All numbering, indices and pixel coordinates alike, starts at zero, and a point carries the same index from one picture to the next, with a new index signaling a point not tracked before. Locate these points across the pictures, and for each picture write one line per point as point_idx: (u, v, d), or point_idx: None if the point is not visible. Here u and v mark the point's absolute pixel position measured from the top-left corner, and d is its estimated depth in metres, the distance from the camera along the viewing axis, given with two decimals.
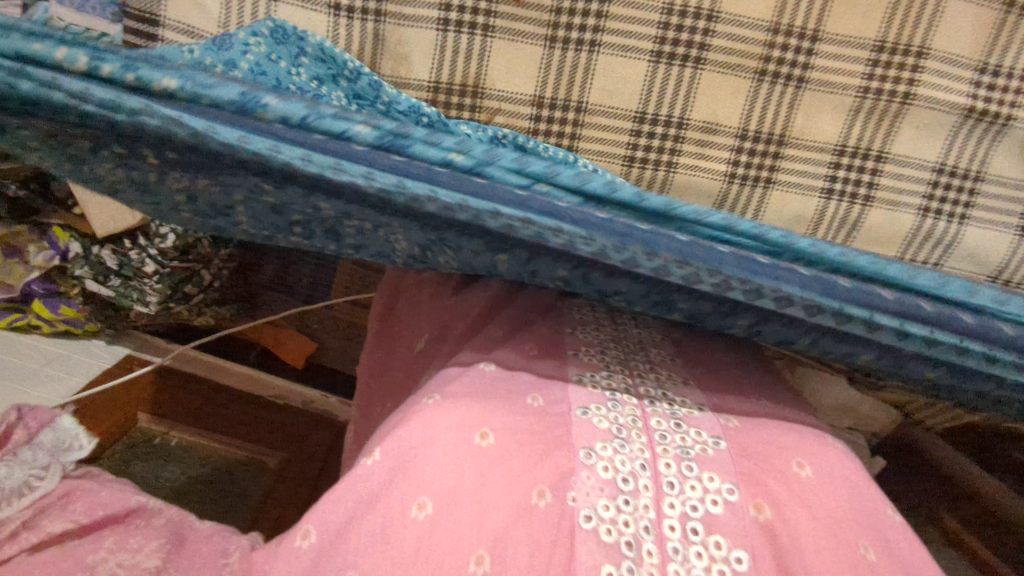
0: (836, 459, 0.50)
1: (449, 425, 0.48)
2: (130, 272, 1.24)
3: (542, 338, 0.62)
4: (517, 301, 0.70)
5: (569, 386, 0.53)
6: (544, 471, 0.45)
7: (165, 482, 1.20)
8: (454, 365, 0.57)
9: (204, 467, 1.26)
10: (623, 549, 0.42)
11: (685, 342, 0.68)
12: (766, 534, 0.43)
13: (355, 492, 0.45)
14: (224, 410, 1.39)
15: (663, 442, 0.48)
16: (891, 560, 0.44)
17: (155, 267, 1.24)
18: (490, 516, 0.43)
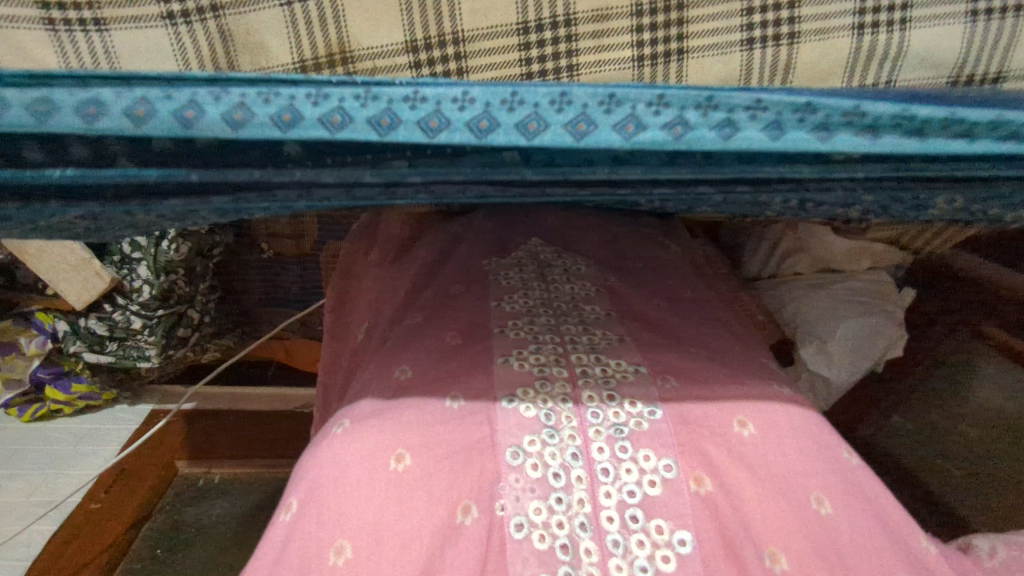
0: (778, 408, 0.45)
1: (358, 455, 0.43)
2: (122, 334, 1.21)
3: (465, 319, 0.56)
4: (430, 282, 0.66)
5: (495, 371, 0.48)
6: (466, 481, 0.41)
7: (215, 521, 1.17)
8: (371, 377, 0.52)
9: (252, 494, 1.24)
10: (559, 554, 0.38)
11: (621, 288, 0.61)
12: (707, 508, 0.39)
13: (270, 556, 0.41)
14: (256, 430, 1.38)
15: (594, 423, 0.43)
16: (848, 506, 0.39)
17: (142, 322, 1.20)
18: (412, 548, 0.38)
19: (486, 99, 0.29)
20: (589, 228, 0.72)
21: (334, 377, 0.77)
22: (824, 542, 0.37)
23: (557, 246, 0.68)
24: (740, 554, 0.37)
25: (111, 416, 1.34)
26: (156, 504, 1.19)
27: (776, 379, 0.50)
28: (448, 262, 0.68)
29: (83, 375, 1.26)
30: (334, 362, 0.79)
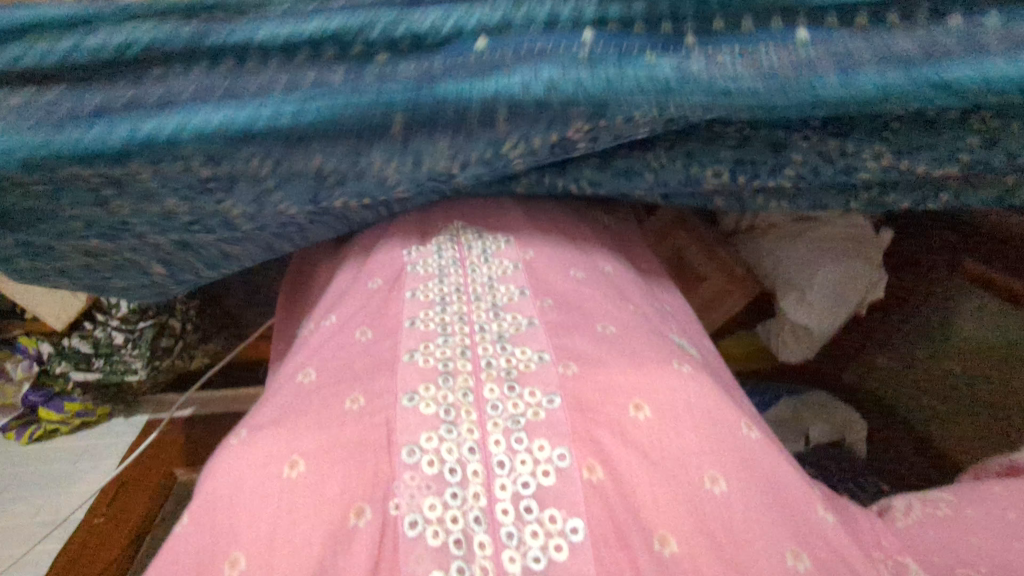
0: (677, 384, 0.43)
1: (252, 463, 0.42)
2: (107, 350, 1.21)
3: (376, 312, 0.54)
4: (344, 274, 0.63)
5: (398, 367, 0.46)
6: (360, 482, 0.40)
7: None
8: (279, 384, 0.51)
9: None
10: (452, 549, 0.37)
11: (547, 263, 0.57)
12: (597, 496, 0.38)
13: (164, 568, 0.40)
14: None
15: (493, 416, 0.42)
16: (740, 483, 0.39)
17: (124, 336, 1.21)
18: (299, 555, 0.37)
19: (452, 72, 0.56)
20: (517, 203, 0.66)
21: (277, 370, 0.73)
22: (712, 522, 0.37)
23: (482, 225, 0.62)
24: (628, 541, 0.37)
25: (108, 431, 1.29)
26: (156, 515, 1.18)
27: (676, 352, 0.48)
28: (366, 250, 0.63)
29: (75, 394, 1.25)
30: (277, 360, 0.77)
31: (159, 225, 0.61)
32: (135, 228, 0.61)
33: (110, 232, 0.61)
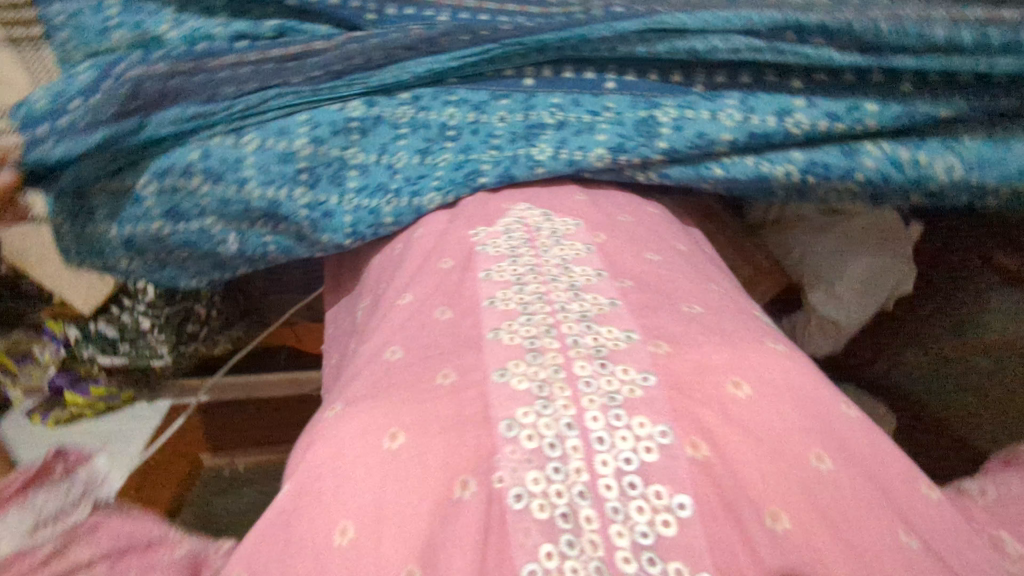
0: (772, 364, 0.44)
1: (353, 435, 0.43)
2: (132, 334, 1.15)
3: (449, 290, 0.53)
4: (412, 254, 0.62)
5: (485, 346, 0.46)
6: (462, 456, 0.40)
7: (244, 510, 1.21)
8: (361, 361, 0.51)
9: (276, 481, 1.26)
10: (559, 523, 0.38)
11: (616, 246, 0.57)
12: (705, 474, 0.39)
13: (275, 539, 0.41)
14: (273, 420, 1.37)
15: (587, 392, 0.42)
16: (844, 460, 0.39)
17: (150, 320, 1.14)
18: (410, 525, 0.38)
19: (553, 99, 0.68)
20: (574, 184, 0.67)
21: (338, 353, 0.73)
22: (821, 499, 0.38)
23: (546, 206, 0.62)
24: (738, 515, 0.37)
25: (132, 415, 1.25)
26: (183, 497, 1.22)
27: (777, 335, 0.49)
28: (433, 232, 0.63)
29: (100, 378, 1.18)
30: (332, 344, 0.75)
31: (267, 172, 0.70)
32: (243, 173, 0.70)
33: (217, 171, 0.70)
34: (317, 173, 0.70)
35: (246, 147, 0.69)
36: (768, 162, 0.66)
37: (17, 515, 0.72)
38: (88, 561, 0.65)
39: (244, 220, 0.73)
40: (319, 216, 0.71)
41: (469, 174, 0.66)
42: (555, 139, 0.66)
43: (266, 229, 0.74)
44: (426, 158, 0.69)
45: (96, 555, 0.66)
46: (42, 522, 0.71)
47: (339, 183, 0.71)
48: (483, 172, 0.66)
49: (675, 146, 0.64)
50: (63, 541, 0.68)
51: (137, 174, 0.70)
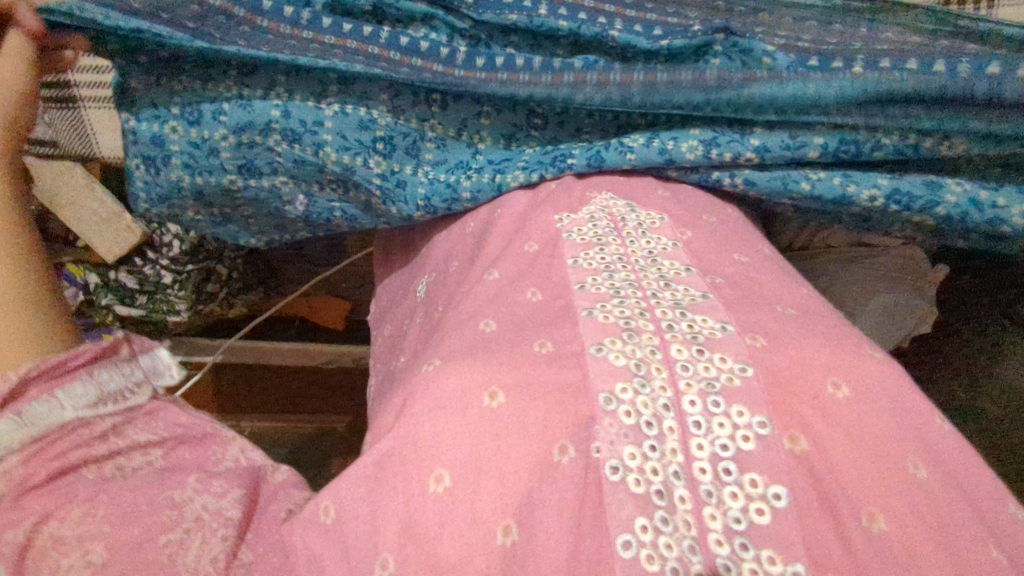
0: (877, 373, 0.43)
1: (454, 390, 0.44)
2: (152, 286, 1.14)
3: (533, 270, 0.55)
4: (493, 232, 0.63)
5: (580, 324, 0.47)
6: (562, 422, 0.42)
7: None
8: (451, 327, 0.52)
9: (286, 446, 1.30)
10: (655, 499, 0.39)
11: (702, 245, 0.57)
12: (804, 467, 0.39)
13: (367, 485, 0.44)
14: (286, 385, 1.38)
15: (685, 375, 0.43)
16: (943, 474, 0.39)
17: (172, 276, 1.14)
18: (510, 483, 0.40)
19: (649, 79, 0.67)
20: (655, 179, 0.67)
21: (394, 324, 0.75)
22: (921, 508, 0.38)
23: (628, 197, 0.63)
24: (835, 512, 0.38)
25: None
26: None
27: (867, 339, 0.48)
28: (515, 212, 0.64)
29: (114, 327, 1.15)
30: (391, 312, 0.78)
31: (345, 139, 0.69)
32: (321, 137, 0.69)
33: (295, 131, 0.69)
34: (396, 143, 0.70)
35: (326, 110, 0.68)
36: (854, 183, 0.65)
37: (83, 381, 0.53)
38: (145, 461, 0.52)
39: (315, 178, 0.73)
40: (391, 186, 0.71)
41: (553, 160, 0.66)
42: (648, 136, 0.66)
43: (334, 194, 0.75)
44: (511, 143, 0.70)
45: (156, 441, 0.54)
46: (103, 398, 0.54)
47: (415, 155, 0.71)
48: (572, 157, 0.66)
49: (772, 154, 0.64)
50: (118, 423, 0.54)
51: (213, 125, 0.69)
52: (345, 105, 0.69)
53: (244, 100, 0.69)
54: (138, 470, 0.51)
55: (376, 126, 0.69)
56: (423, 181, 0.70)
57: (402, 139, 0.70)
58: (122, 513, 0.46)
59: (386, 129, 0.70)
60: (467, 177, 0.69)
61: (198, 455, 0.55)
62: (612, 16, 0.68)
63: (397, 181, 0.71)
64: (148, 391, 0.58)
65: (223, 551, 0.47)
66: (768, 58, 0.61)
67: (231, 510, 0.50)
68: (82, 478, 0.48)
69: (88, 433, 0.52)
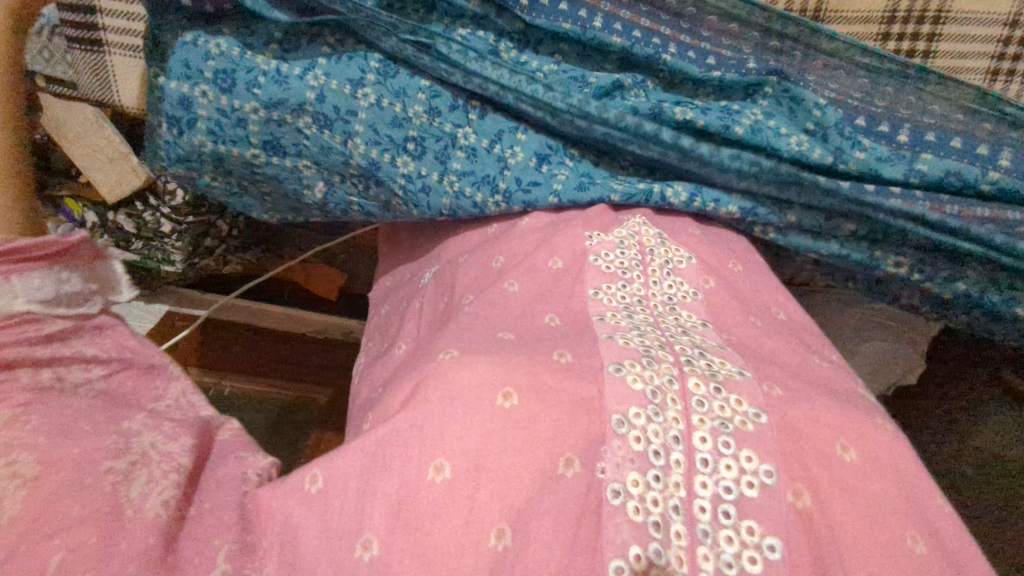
0: (882, 442, 0.44)
1: (467, 382, 0.44)
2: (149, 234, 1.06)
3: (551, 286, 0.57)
4: (514, 239, 0.65)
5: (600, 343, 0.48)
6: (572, 437, 0.42)
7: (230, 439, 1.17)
8: (463, 330, 0.53)
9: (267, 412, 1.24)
10: (651, 529, 0.39)
11: (720, 293, 0.58)
12: (804, 523, 0.39)
13: (363, 468, 0.42)
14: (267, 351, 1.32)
15: (699, 411, 0.44)
16: (936, 550, 0.39)
17: (172, 226, 1.05)
18: (512, 489, 0.40)
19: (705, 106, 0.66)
20: (691, 219, 0.66)
21: (391, 305, 0.77)
22: None
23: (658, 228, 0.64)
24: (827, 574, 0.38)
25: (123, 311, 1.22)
26: None
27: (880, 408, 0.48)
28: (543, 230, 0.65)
29: None
30: (391, 294, 0.79)
31: (376, 133, 0.68)
32: (353, 126, 0.67)
33: (327, 117, 0.67)
34: (424, 149, 0.69)
35: (361, 101, 0.67)
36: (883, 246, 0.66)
37: (42, 274, 0.48)
38: (86, 377, 0.45)
39: (339, 169, 0.71)
40: (414, 190, 0.70)
41: (587, 184, 0.66)
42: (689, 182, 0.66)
43: (353, 188, 0.74)
44: (542, 164, 0.68)
45: (101, 358, 0.47)
46: (58, 299, 0.48)
47: (444, 162, 0.69)
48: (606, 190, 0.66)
49: (801, 221, 0.67)
50: (68, 327, 0.48)
51: (244, 96, 0.67)
52: (383, 99, 0.67)
53: (280, 79, 0.66)
54: (78, 388, 0.44)
55: (409, 125, 0.68)
56: (451, 191, 0.69)
57: (435, 142, 0.68)
58: (59, 427, 0.39)
59: (420, 129, 0.68)
60: (498, 191, 0.68)
61: (143, 387, 0.48)
62: (666, 39, 0.67)
63: (423, 185, 0.69)
64: (97, 303, 0.52)
65: (175, 497, 0.41)
66: (820, 110, 0.64)
67: (181, 457, 0.44)
68: (14, 377, 0.41)
69: (35, 329, 0.45)
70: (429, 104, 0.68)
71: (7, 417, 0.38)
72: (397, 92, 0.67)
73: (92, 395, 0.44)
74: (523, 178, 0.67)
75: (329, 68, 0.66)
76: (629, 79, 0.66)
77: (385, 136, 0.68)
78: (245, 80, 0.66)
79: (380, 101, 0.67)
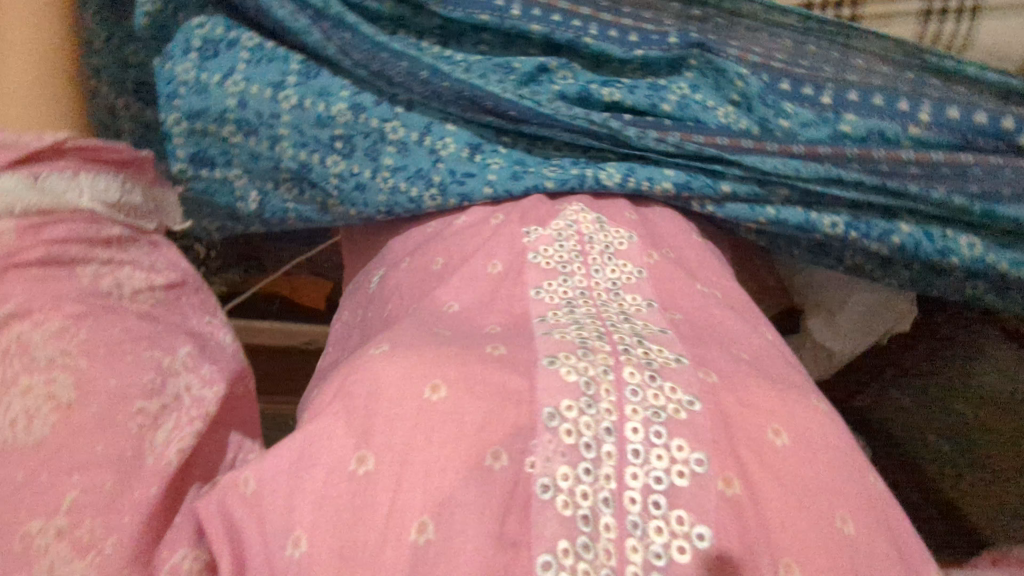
0: (816, 420, 0.43)
1: (396, 378, 0.42)
2: None
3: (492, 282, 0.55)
4: (450, 238, 0.64)
5: (535, 339, 0.47)
6: (497, 428, 0.40)
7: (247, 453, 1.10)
8: (401, 328, 0.50)
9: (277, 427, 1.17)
10: (579, 524, 0.38)
11: (663, 272, 0.57)
12: (732, 511, 0.38)
13: (287, 466, 0.39)
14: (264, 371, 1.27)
15: (632, 401, 0.42)
16: (871, 528, 0.39)
17: None
18: (433, 483, 0.38)
19: (631, 84, 0.65)
20: (628, 202, 0.64)
21: (350, 311, 0.73)
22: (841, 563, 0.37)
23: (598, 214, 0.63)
24: (754, 561, 0.37)
25: None
26: None
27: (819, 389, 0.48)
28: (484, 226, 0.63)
29: None
30: (348, 300, 0.75)
31: (302, 135, 0.66)
32: (278, 130, 0.66)
33: (251, 123, 0.66)
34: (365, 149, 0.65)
35: (282, 103, 0.65)
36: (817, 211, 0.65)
37: (107, 180, 0.56)
38: (147, 284, 0.54)
39: (270, 173, 0.70)
40: (349, 188, 0.67)
41: (521, 174, 0.64)
42: (620, 166, 0.64)
43: (288, 195, 0.72)
44: (475, 154, 0.66)
45: (158, 270, 0.56)
46: (120, 206, 0.57)
47: (375, 158, 0.66)
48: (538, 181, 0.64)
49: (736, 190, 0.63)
50: (123, 235, 0.55)
51: (168, 109, 0.67)
52: (304, 95, 0.65)
53: (201, 86, 0.65)
54: (138, 295, 0.53)
55: (334, 121, 0.65)
56: (385, 189, 0.66)
57: (364, 136, 0.66)
58: (102, 346, 0.45)
59: (347, 122, 0.65)
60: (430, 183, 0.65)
61: (196, 304, 0.58)
62: (588, 19, 0.65)
63: (357, 186, 0.67)
64: (154, 222, 0.62)
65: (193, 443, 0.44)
66: (742, 81, 0.64)
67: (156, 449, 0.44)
68: (77, 278, 0.48)
69: (99, 228, 0.53)
70: (350, 98, 0.65)
71: (58, 328, 0.44)
72: (319, 86, 0.65)
73: (147, 304, 0.52)
74: (456, 172, 0.65)
75: (249, 66, 0.65)
76: (553, 62, 0.65)
77: (309, 135, 0.66)
78: (166, 88, 0.66)
79: (301, 99, 0.65)
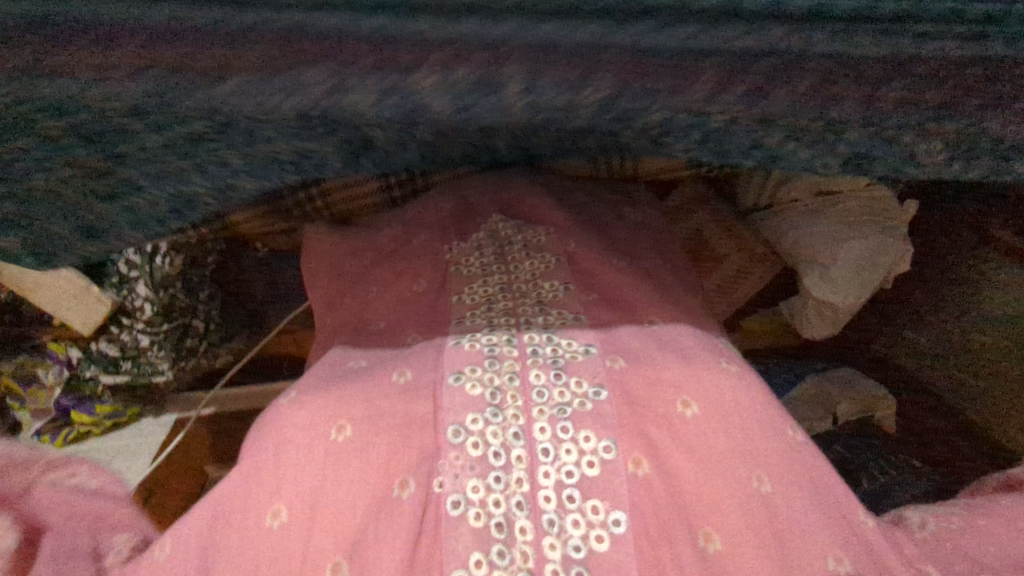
0: (729, 384, 0.43)
1: (302, 425, 0.42)
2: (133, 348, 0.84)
3: None
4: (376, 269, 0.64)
5: (443, 353, 0.45)
6: (403, 458, 0.40)
7: None
8: (322, 365, 0.51)
9: None
10: (494, 532, 0.37)
11: (584, 258, 0.57)
12: (646, 490, 0.39)
13: (211, 529, 0.40)
14: None
15: (539, 402, 0.42)
16: (787, 485, 0.39)
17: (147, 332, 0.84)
18: (345, 518, 0.38)
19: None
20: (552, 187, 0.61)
21: None
22: (760, 524, 0.38)
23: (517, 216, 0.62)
24: (670, 535, 0.38)
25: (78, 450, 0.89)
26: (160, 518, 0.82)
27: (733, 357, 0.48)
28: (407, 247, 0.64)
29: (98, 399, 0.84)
30: None
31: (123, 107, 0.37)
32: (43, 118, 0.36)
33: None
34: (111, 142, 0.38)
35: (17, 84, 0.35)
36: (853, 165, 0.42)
37: None
38: None
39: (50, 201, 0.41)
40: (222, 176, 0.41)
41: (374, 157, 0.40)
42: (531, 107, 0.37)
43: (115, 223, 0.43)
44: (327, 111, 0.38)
45: None
46: None
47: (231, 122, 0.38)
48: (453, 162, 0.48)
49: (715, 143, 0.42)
50: None
51: None
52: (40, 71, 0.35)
53: None
54: None
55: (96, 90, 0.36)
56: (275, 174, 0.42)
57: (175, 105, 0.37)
58: None
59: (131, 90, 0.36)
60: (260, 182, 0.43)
61: None
62: None
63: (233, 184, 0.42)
64: None
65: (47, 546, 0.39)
66: None
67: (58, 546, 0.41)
68: None
69: None
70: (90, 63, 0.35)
71: None
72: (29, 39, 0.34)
73: None
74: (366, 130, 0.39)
75: None
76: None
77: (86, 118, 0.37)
78: None
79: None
